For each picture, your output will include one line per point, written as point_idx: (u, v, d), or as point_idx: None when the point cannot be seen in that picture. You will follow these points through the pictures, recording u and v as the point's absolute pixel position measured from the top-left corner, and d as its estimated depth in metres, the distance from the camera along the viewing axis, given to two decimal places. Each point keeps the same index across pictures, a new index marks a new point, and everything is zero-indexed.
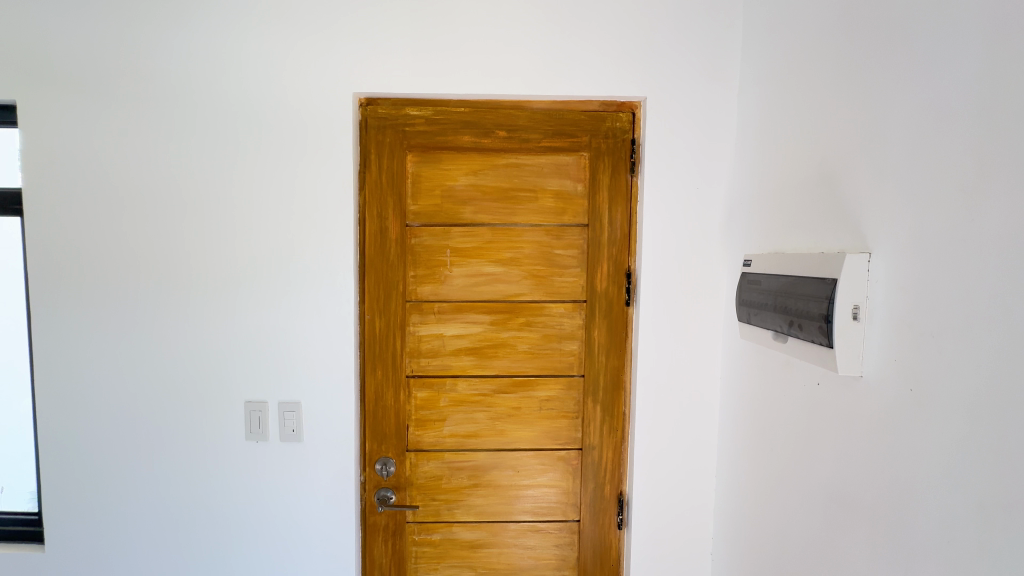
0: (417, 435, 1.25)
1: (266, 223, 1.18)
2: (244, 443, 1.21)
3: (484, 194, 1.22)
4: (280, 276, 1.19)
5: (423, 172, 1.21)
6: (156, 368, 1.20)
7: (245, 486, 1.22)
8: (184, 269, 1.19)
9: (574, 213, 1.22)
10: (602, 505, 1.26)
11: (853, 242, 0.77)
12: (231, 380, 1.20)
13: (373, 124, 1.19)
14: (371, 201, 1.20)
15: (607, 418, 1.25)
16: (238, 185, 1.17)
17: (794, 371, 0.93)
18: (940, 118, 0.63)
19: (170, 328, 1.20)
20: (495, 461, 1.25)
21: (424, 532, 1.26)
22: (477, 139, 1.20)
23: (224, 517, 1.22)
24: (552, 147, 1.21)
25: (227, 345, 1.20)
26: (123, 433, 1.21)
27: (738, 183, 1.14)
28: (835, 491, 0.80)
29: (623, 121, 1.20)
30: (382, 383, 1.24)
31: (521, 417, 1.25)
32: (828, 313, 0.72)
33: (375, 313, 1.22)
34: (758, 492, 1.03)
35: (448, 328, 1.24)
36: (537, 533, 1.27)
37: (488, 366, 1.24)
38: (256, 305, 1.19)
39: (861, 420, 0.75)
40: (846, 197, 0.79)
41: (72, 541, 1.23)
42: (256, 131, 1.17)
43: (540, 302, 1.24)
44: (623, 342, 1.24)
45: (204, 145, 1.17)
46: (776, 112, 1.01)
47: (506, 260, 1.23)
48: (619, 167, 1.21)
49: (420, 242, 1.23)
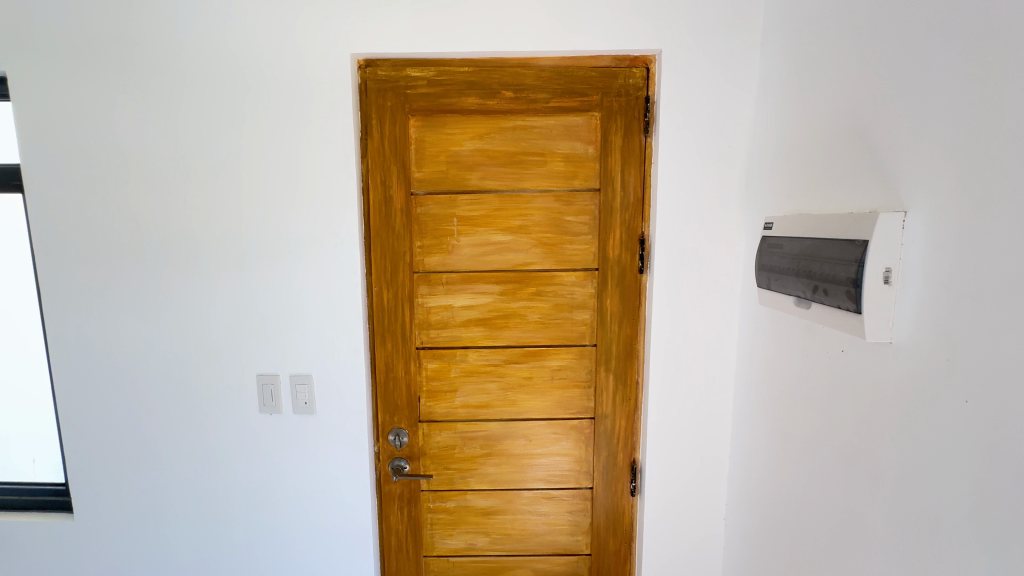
0: (428, 407, 1.25)
1: (270, 197, 1.15)
2: (258, 415, 1.22)
3: (490, 160, 1.17)
4: (286, 251, 1.16)
5: (426, 138, 1.16)
6: (168, 342, 1.20)
7: (262, 455, 1.23)
8: (189, 242, 1.17)
9: (585, 177, 1.17)
10: (615, 473, 1.26)
11: (886, 198, 0.71)
12: (242, 353, 1.20)
13: (373, 88, 1.14)
14: (374, 168, 1.17)
15: (620, 387, 1.23)
16: (240, 158, 1.14)
17: (815, 337, 0.89)
18: (996, 55, 0.56)
19: (179, 302, 1.19)
20: (507, 431, 1.25)
21: (438, 501, 1.28)
22: (482, 101, 1.15)
23: (243, 485, 1.24)
24: (561, 107, 1.14)
25: (235, 318, 1.19)
26: (139, 405, 1.23)
27: (760, 141, 1.07)
28: (855, 460, 0.78)
29: (637, 77, 1.13)
30: (391, 356, 1.23)
31: (533, 387, 1.24)
32: (857, 277, 0.68)
33: (382, 285, 1.20)
34: (774, 461, 1.02)
35: (456, 299, 1.22)
36: (550, 500, 1.28)
37: (498, 337, 1.23)
38: (262, 278, 1.17)
39: (886, 387, 0.72)
40: (878, 149, 0.73)
41: (99, 509, 1.27)
42: (254, 98, 1.12)
43: (550, 271, 1.20)
44: (636, 310, 1.21)
45: (200, 114, 1.13)
46: (803, 60, 0.93)
47: (514, 228, 1.19)
48: (632, 127, 1.14)
49: (425, 212, 1.19)
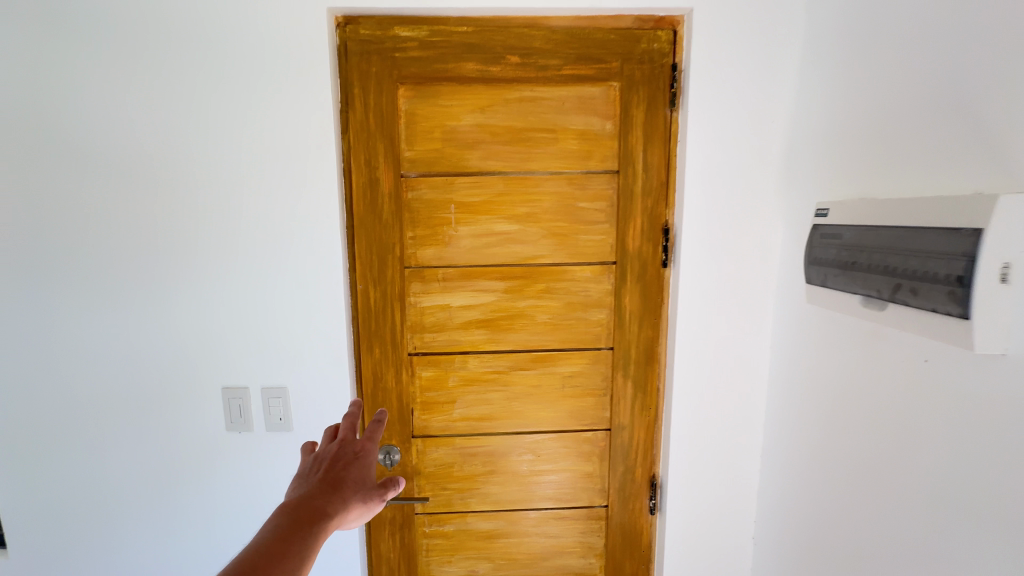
0: (423, 421, 1.10)
1: (233, 180, 0.97)
2: (224, 435, 1.05)
3: (492, 137, 1.01)
4: (253, 243, 0.99)
5: (418, 110, 1.00)
6: (115, 351, 1.02)
7: (229, 479, 1.07)
8: (136, 232, 0.99)
9: (602, 158, 1.02)
10: (632, 490, 1.14)
11: (993, 178, 0.58)
12: (203, 364, 1.03)
13: (355, 50, 0.97)
14: (358, 146, 0.99)
15: (639, 395, 1.10)
16: (196, 134, 0.96)
17: (880, 343, 0.76)
18: None
19: (126, 303, 1.01)
20: (513, 446, 1.11)
21: (435, 524, 1.13)
22: (483, 67, 0.98)
23: (207, 514, 1.08)
24: (575, 75, 0.99)
25: (195, 322, 1.01)
26: (81, 424, 1.05)
27: (805, 113, 0.93)
28: (935, 489, 0.66)
29: (663, 41, 0.98)
30: (380, 364, 1.07)
31: (541, 396, 1.10)
32: (966, 275, 0.55)
33: (368, 282, 1.04)
34: (819, 479, 0.90)
35: (454, 299, 1.06)
36: (560, 521, 1.15)
37: (502, 341, 1.08)
38: (225, 275, 1.00)
39: (990, 408, 0.59)
40: (977, 117, 0.60)
41: (36, 545, 1.09)
42: (211, 60, 0.94)
43: (561, 265, 1.06)
44: (658, 309, 1.07)
45: (146, 79, 0.94)
46: (863, 16, 0.79)
47: (521, 216, 1.04)
48: (656, 100, 1.00)
49: (418, 197, 1.03)
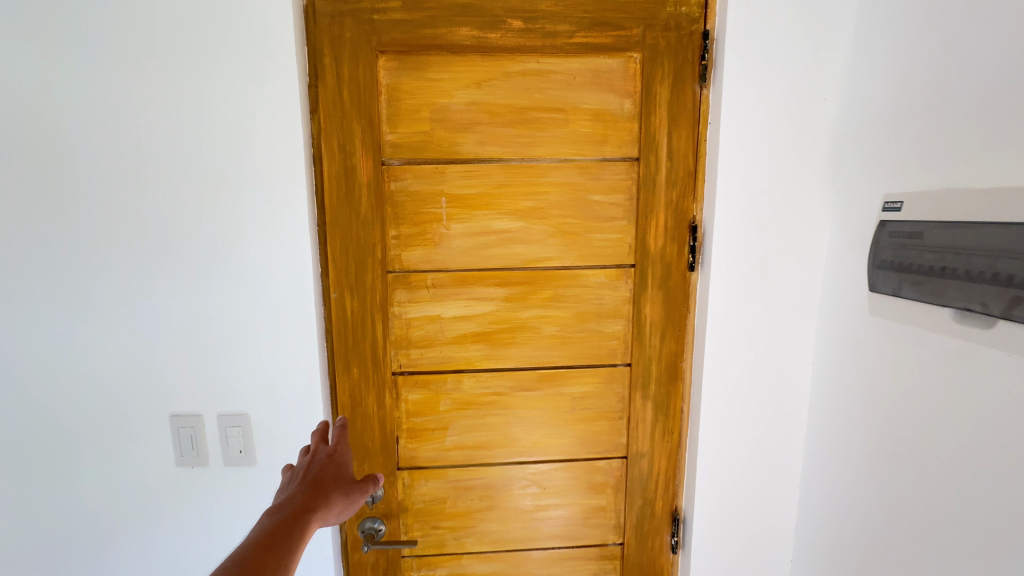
0: (410, 451, 0.94)
1: (176, 167, 0.80)
2: (170, 473, 0.88)
3: (491, 117, 0.85)
4: (201, 246, 0.82)
5: (402, 85, 0.84)
6: (33, 374, 0.84)
7: (175, 525, 0.89)
8: (55, 230, 0.81)
9: (619, 143, 0.87)
10: (651, 525, 0.99)
11: None
12: (143, 388, 0.86)
13: (325, 11, 0.80)
14: (329, 127, 0.83)
15: (660, 418, 0.96)
16: (129, 110, 0.79)
17: (972, 366, 0.60)
18: None
19: (45, 316, 0.83)
20: (514, 478, 0.96)
21: (424, 568, 0.98)
22: (480, 34, 0.82)
23: (149, 567, 0.90)
24: (588, 44, 0.84)
25: (131, 338, 0.84)
26: None
27: (860, 88, 0.78)
28: None
29: (692, 4, 0.83)
30: (358, 385, 0.91)
31: (548, 420, 0.95)
32: None
33: (343, 290, 0.88)
34: (878, 526, 0.75)
35: (446, 309, 0.91)
36: (569, 561, 1.00)
37: (502, 357, 0.93)
38: (168, 282, 0.83)
39: None
40: None
41: None
42: (147, 18, 0.77)
43: (571, 268, 0.91)
44: (683, 319, 0.93)
45: (65, 40, 0.77)
46: None
47: (524, 211, 0.88)
48: (684, 75, 0.85)
49: (403, 189, 0.87)
